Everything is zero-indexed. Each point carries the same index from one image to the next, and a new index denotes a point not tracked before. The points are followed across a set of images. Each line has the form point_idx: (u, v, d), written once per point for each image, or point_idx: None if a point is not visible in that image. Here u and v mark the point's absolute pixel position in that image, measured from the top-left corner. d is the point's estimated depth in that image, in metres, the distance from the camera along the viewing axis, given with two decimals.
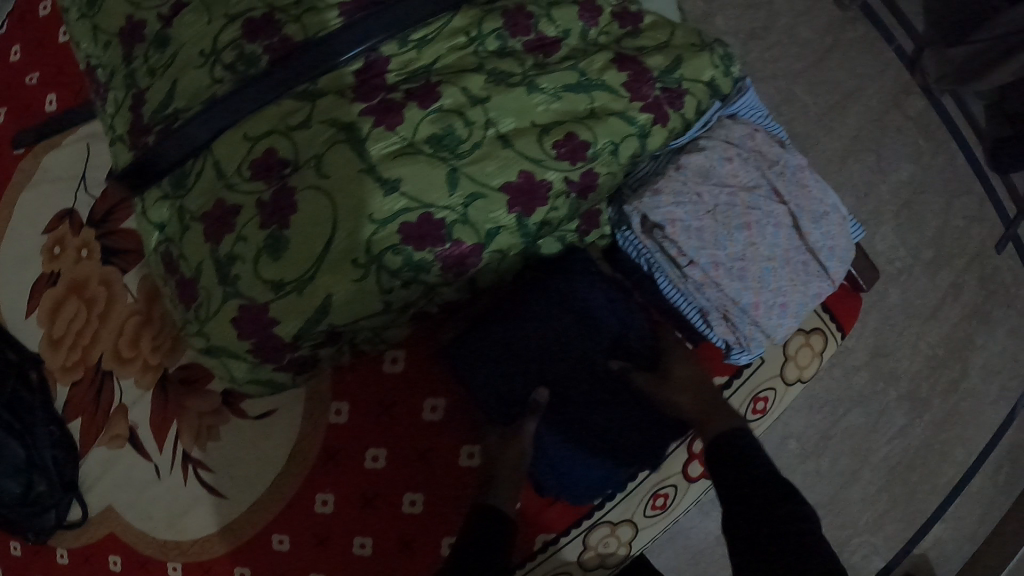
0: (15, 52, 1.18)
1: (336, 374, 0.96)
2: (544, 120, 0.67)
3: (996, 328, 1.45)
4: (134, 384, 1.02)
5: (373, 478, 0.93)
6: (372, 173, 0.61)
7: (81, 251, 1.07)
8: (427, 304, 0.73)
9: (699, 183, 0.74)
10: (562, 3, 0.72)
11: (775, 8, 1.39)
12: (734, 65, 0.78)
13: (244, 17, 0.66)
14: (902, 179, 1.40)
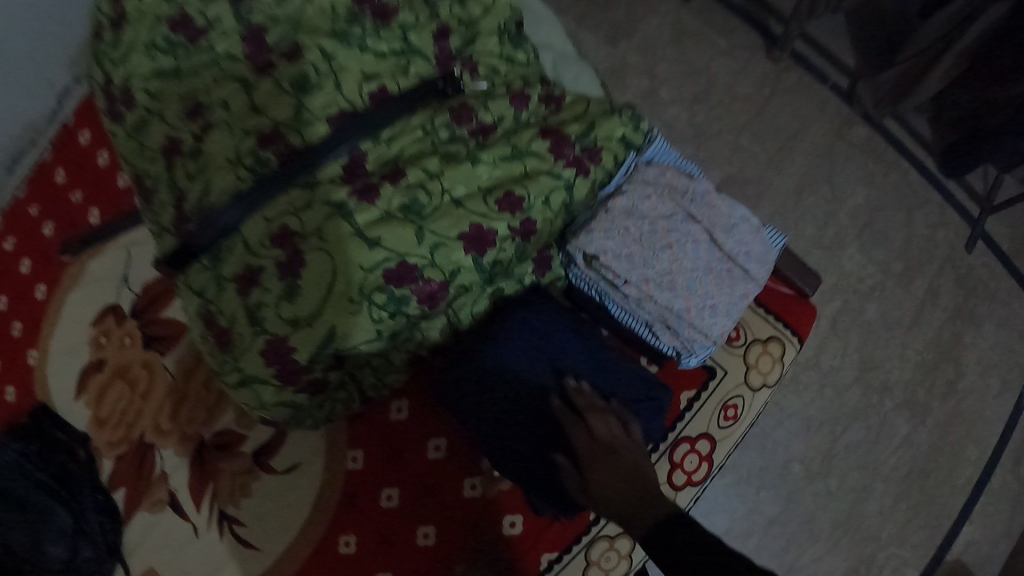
0: (60, 175, 1.37)
1: (349, 426, 1.06)
2: (488, 184, 0.81)
3: (982, 324, 1.51)
4: (174, 453, 1.13)
5: (387, 516, 1.02)
6: (358, 237, 0.75)
7: (125, 339, 1.22)
8: (419, 347, 0.88)
9: (624, 217, 0.83)
10: (495, 96, 0.86)
11: (712, 73, 1.55)
12: (643, 120, 0.90)
13: (257, 131, 0.80)
14: (858, 202, 1.52)
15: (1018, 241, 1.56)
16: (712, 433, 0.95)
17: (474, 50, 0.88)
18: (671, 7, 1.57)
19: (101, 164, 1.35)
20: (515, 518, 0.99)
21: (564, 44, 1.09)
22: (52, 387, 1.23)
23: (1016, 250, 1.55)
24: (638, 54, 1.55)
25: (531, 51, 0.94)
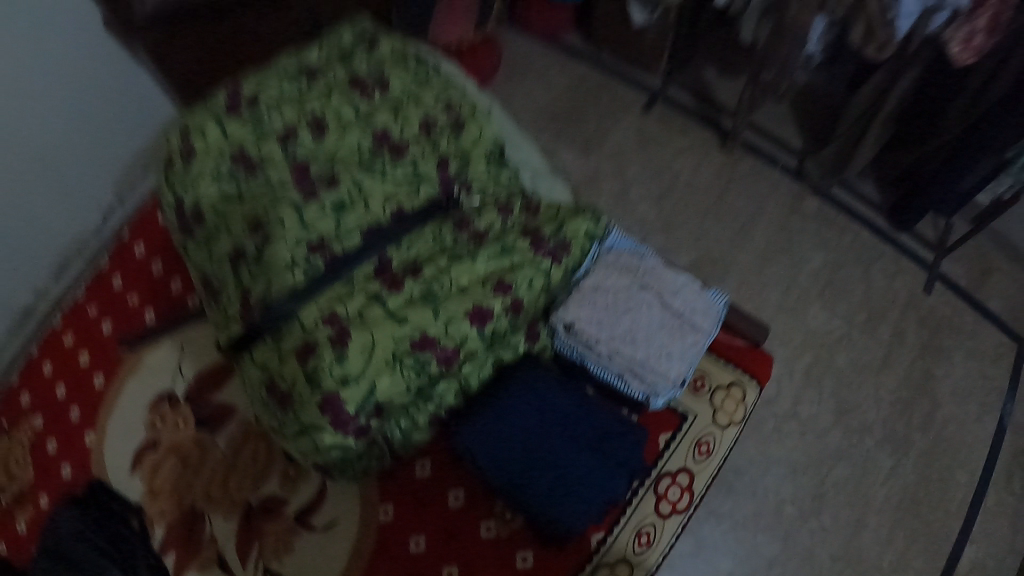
0: (116, 281, 1.50)
1: (381, 481, 1.21)
2: (485, 273, 1.03)
3: (951, 355, 1.61)
4: (223, 519, 1.25)
5: (416, 560, 1.15)
6: (391, 316, 0.98)
7: (180, 420, 1.35)
8: (437, 411, 1.06)
9: (587, 289, 1.03)
10: (485, 211, 1.08)
11: (675, 170, 1.66)
12: (605, 216, 1.10)
13: (307, 243, 1.02)
14: (817, 268, 1.63)
15: (972, 277, 1.71)
16: (689, 467, 1.09)
17: (469, 173, 1.10)
18: (634, 119, 1.72)
19: (156, 272, 1.50)
20: (526, 553, 1.10)
21: (537, 159, 1.19)
22: (108, 464, 1.34)
23: (970, 286, 1.70)
24: (608, 159, 1.67)
25: (513, 168, 1.14)
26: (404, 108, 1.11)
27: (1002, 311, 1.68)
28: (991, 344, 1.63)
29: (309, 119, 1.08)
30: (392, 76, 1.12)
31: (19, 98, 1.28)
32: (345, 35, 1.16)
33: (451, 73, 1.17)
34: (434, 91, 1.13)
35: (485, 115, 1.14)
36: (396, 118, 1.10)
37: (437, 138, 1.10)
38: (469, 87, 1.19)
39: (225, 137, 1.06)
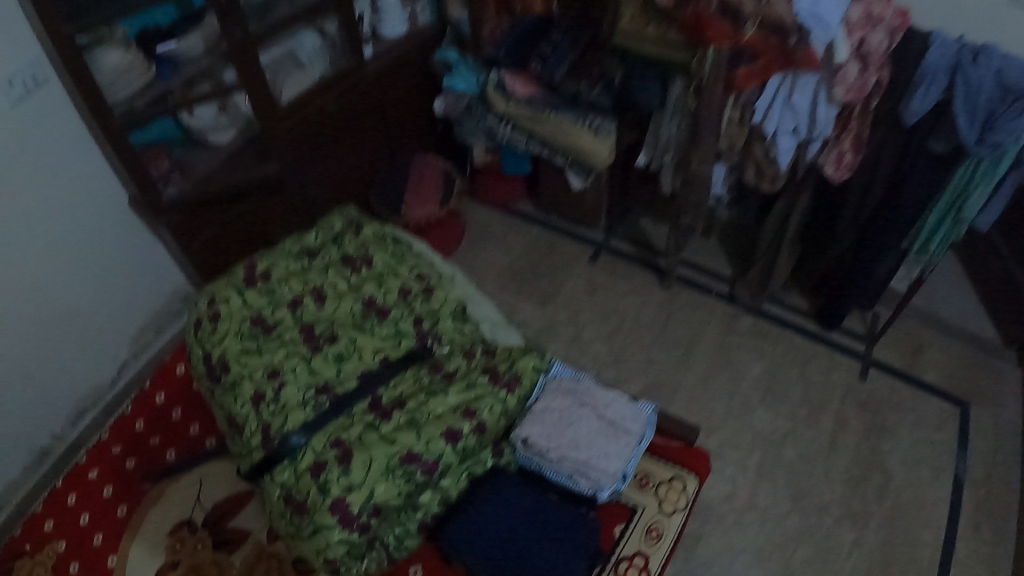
0: (139, 423, 1.74)
1: None
2: (455, 401, 1.30)
3: (895, 430, 1.77)
4: None
5: None
6: (383, 437, 1.24)
7: (199, 543, 1.50)
8: (425, 518, 1.23)
9: (538, 411, 1.29)
10: (452, 355, 1.40)
11: (621, 313, 1.78)
12: (546, 353, 1.42)
13: (315, 386, 1.32)
14: (756, 376, 1.78)
15: (906, 358, 1.93)
16: (644, 550, 1.25)
17: (439, 327, 1.43)
18: (583, 269, 1.81)
19: (176, 417, 1.75)
20: None
21: (494, 314, 1.54)
22: None
23: (908, 364, 1.92)
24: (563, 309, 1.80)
25: (473, 322, 1.47)
26: (387, 280, 1.49)
27: (940, 383, 1.89)
28: (934, 412, 1.83)
29: (313, 291, 1.46)
30: (377, 257, 1.52)
31: (62, 268, 1.59)
32: (337, 222, 1.60)
33: (422, 250, 1.63)
34: (409, 266, 1.52)
35: (447, 284, 1.52)
36: (380, 288, 1.47)
37: (413, 302, 1.46)
38: (436, 262, 1.60)
39: (246, 306, 1.44)
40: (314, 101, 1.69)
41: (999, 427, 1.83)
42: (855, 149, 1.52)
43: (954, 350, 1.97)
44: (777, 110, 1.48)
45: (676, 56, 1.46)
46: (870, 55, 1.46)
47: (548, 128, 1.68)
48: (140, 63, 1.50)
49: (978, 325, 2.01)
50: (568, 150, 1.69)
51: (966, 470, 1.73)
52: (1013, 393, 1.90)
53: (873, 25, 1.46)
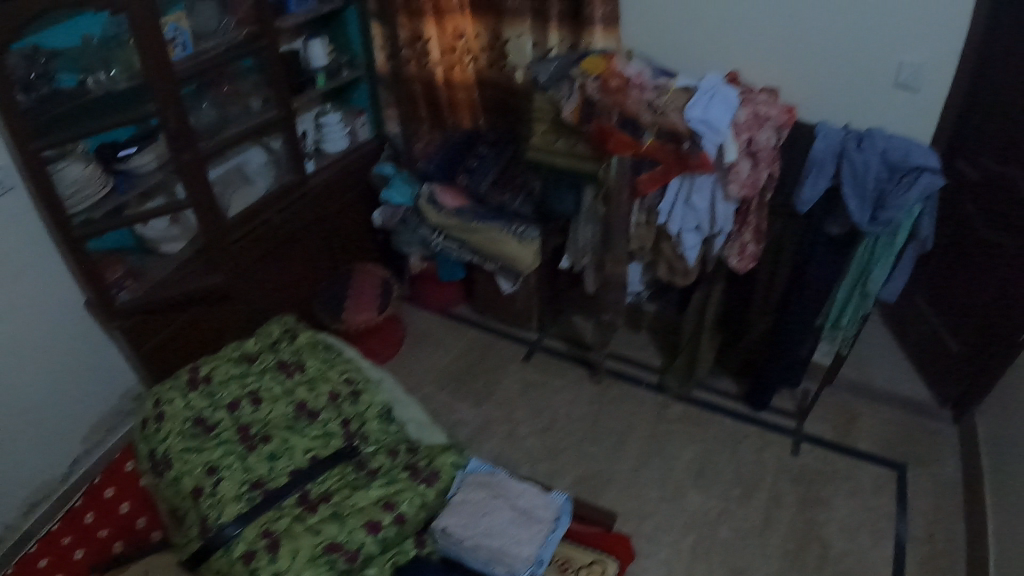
0: (88, 515, 1.81)
1: None
2: (377, 493, 1.38)
3: (831, 501, 1.81)
4: None
5: None
6: (309, 527, 1.30)
7: None
8: None
9: (456, 503, 1.41)
10: (378, 452, 1.49)
11: (553, 408, 1.84)
12: (462, 451, 1.55)
13: (248, 481, 1.37)
14: (687, 461, 1.81)
15: (839, 430, 2.01)
16: None
17: (365, 428, 1.52)
18: (516, 369, 1.91)
19: (124, 511, 1.82)
20: None
21: (421, 414, 1.66)
22: None
23: (841, 434, 1.99)
24: (498, 409, 1.83)
25: (398, 423, 1.58)
26: (317, 384, 1.59)
27: (875, 450, 1.97)
28: (872, 477, 1.90)
29: (250, 394, 1.55)
30: (308, 362, 1.64)
31: (24, 362, 1.67)
32: (275, 329, 1.74)
33: (351, 356, 1.71)
34: (338, 370, 1.63)
35: (374, 387, 1.63)
36: (310, 391, 1.57)
37: (341, 404, 1.56)
38: (365, 365, 1.71)
39: (188, 406, 1.52)
40: (262, 213, 1.86)
41: (938, 488, 1.89)
42: (756, 239, 1.64)
43: (886, 416, 2.08)
44: (679, 210, 1.61)
45: (585, 166, 1.64)
46: (759, 152, 1.60)
47: (476, 237, 1.79)
48: (98, 177, 1.63)
49: (908, 389, 2.16)
50: (496, 258, 1.80)
51: (905, 530, 1.78)
52: (951, 449, 1.99)
53: (759, 125, 1.61)
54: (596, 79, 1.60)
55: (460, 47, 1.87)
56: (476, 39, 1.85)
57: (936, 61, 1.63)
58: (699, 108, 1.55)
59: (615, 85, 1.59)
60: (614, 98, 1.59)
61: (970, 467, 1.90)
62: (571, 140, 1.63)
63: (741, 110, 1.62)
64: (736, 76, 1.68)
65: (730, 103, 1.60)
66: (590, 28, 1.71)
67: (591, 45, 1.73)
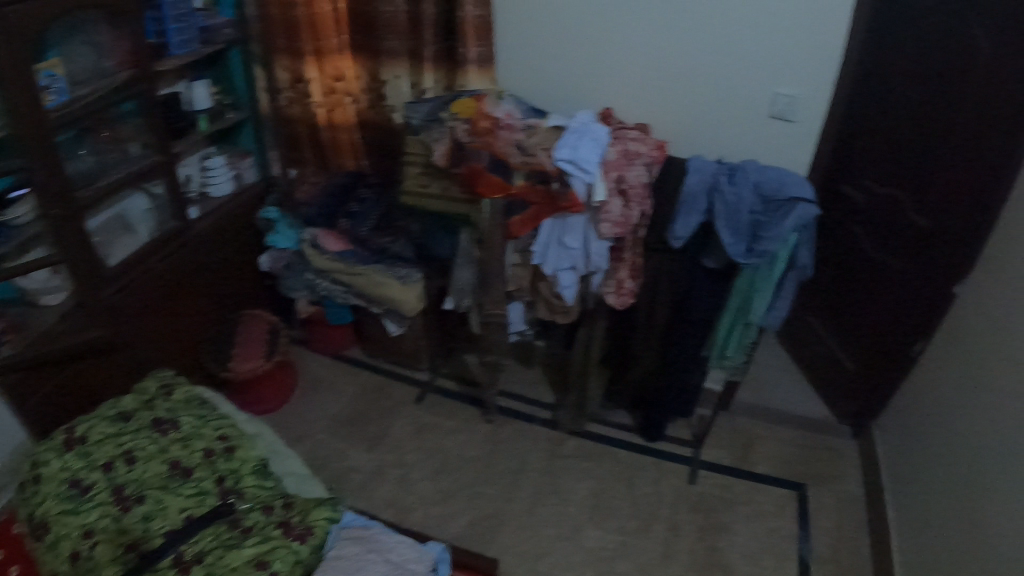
0: None
1: None
2: (249, 555, 1.27)
3: (732, 526, 1.81)
4: None
5: None
6: None
7: None
8: None
9: (326, 563, 1.30)
10: (253, 508, 1.38)
11: (446, 450, 1.82)
12: (338, 504, 1.50)
13: (127, 543, 1.30)
14: (582, 497, 1.78)
15: (736, 455, 2.03)
16: None
17: (241, 485, 1.43)
18: (409, 411, 1.90)
19: None
20: None
21: (299, 467, 1.61)
22: None
23: (738, 459, 2.01)
24: (390, 454, 1.80)
25: (275, 477, 1.51)
26: (191, 442, 1.48)
27: (773, 473, 1.99)
28: (774, 498, 1.91)
29: (127, 454, 1.43)
30: (182, 419, 1.53)
31: None
32: (151, 384, 1.63)
33: (228, 410, 1.65)
34: (213, 426, 1.53)
35: (250, 442, 1.55)
36: (184, 449, 1.45)
37: (215, 462, 1.45)
38: (239, 420, 1.65)
39: (61, 467, 1.39)
40: (143, 262, 1.73)
41: (840, 505, 1.93)
42: (633, 275, 1.63)
43: (785, 437, 2.13)
44: (552, 250, 1.60)
45: (459, 208, 1.62)
46: (630, 190, 1.55)
47: (360, 280, 1.76)
48: None
49: (808, 409, 2.22)
50: (379, 299, 1.77)
51: (809, 549, 1.79)
52: (851, 464, 2.06)
53: (628, 162, 1.58)
54: (466, 121, 1.58)
55: (339, 87, 1.81)
56: (355, 79, 1.82)
57: (809, 91, 1.65)
58: (567, 149, 1.51)
59: (484, 126, 1.56)
60: (483, 140, 1.55)
61: (871, 481, 1.96)
62: (444, 182, 1.62)
63: (610, 148, 1.59)
64: (609, 114, 1.68)
65: (599, 141, 1.56)
66: (463, 69, 1.71)
67: (466, 86, 1.72)
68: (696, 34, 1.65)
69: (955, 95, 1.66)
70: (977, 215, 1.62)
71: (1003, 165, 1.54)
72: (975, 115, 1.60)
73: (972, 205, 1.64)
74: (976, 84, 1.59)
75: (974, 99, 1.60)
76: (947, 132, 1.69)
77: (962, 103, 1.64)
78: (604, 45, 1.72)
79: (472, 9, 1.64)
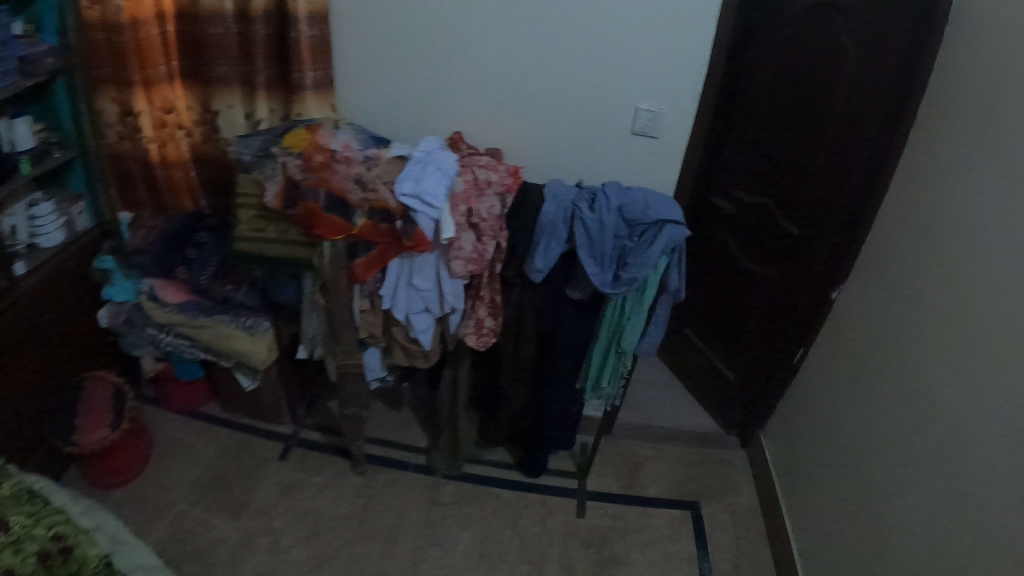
0: None
1: None
2: None
3: (631, 561, 1.73)
4: None
5: None
6: None
7: None
8: None
9: None
10: None
11: (317, 511, 1.70)
12: None
13: None
14: (466, 546, 1.68)
15: (623, 480, 1.96)
16: None
17: None
18: (274, 470, 1.78)
19: None
20: None
21: (153, 560, 1.32)
22: None
23: (626, 484, 1.95)
24: (258, 519, 1.66)
25: None
26: (22, 547, 1.15)
27: (663, 494, 1.94)
28: (666, 521, 1.86)
29: None
30: (10, 518, 1.18)
31: None
32: None
33: (61, 503, 1.31)
34: (47, 523, 1.20)
35: (89, 538, 1.24)
36: (14, 555, 1.12)
37: (51, 569, 1.14)
38: (72, 515, 1.31)
39: None
40: None
41: (735, 521, 1.90)
42: (494, 314, 1.41)
43: (672, 456, 2.09)
44: (402, 293, 1.38)
45: (299, 252, 1.38)
46: (482, 223, 1.29)
47: (206, 334, 1.62)
48: None
49: (694, 421, 2.18)
50: (229, 353, 1.64)
51: (710, 569, 1.75)
52: (742, 475, 2.05)
53: (479, 191, 1.30)
54: (298, 156, 1.30)
55: (169, 121, 1.60)
56: (188, 111, 1.61)
57: (671, 106, 1.45)
58: (410, 181, 1.27)
59: (318, 161, 1.29)
60: (317, 176, 1.28)
61: (763, 491, 1.96)
62: (282, 226, 1.37)
63: (459, 178, 1.29)
64: (458, 138, 1.43)
65: (446, 170, 1.29)
66: (299, 96, 1.44)
67: (303, 115, 1.46)
68: (558, 42, 1.41)
69: (820, 109, 1.60)
70: (844, 237, 1.59)
71: (865, 188, 1.51)
72: (841, 132, 1.55)
73: (839, 224, 1.59)
74: (840, 100, 1.54)
75: (839, 115, 1.55)
76: (814, 147, 1.64)
77: (827, 119, 1.58)
78: (454, 56, 1.45)
79: (308, 28, 1.38)
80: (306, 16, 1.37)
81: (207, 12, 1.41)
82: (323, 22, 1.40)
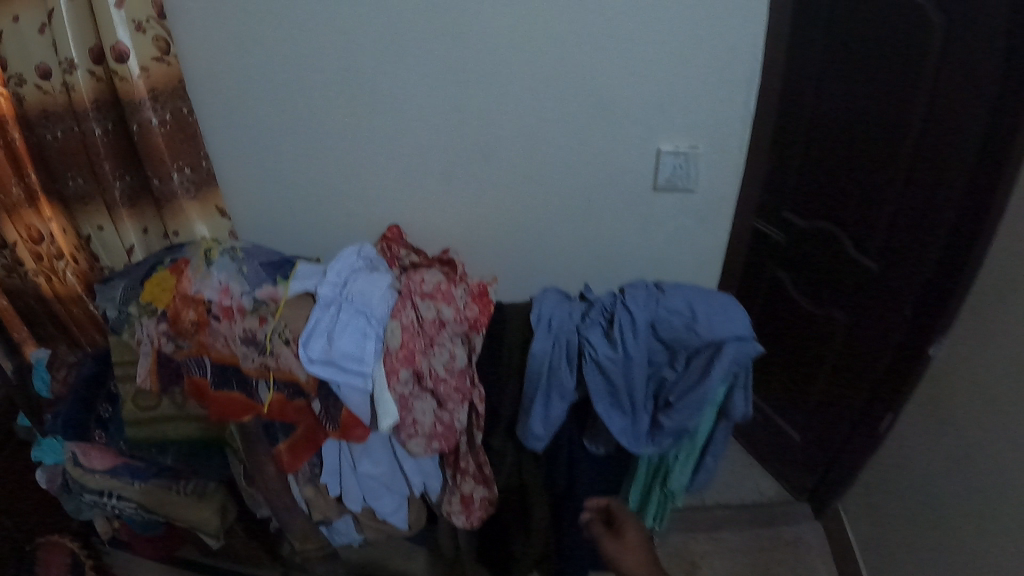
0: None
1: None
2: None
3: None
4: None
5: None
6: None
7: None
8: None
9: None
10: None
11: None
12: None
13: None
14: None
15: None
16: None
17: None
18: None
19: None
20: None
21: None
22: None
23: None
24: None
25: None
26: None
27: None
28: None
29: None
30: None
31: None
32: None
33: None
34: None
35: None
36: None
37: None
38: None
39: None
40: None
41: None
42: (484, 484, 0.97)
43: (733, 546, 1.56)
44: (351, 481, 0.97)
45: (209, 430, 1.02)
46: (439, 386, 0.83)
47: (151, 497, 1.29)
48: None
49: (752, 489, 1.70)
50: (180, 516, 1.30)
51: None
52: (822, 559, 1.52)
53: (428, 340, 0.83)
54: (162, 317, 0.88)
55: (43, 252, 1.20)
56: (65, 235, 1.19)
57: (710, 140, 0.98)
58: (318, 340, 0.81)
59: (190, 321, 0.87)
60: (195, 342, 0.88)
61: None
62: (177, 397, 0.99)
63: (394, 323, 0.82)
64: (394, 237, 0.99)
65: (372, 313, 0.82)
66: (170, 209, 1.00)
67: (182, 232, 1.03)
68: (519, 66, 0.92)
69: (901, 85, 1.02)
70: (943, 267, 1.06)
71: (980, 185, 0.96)
72: (948, 122, 0.98)
73: (940, 249, 1.05)
74: (931, 68, 0.97)
75: (930, 93, 0.99)
76: (895, 143, 1.07)
77: (909, 97, 1.02)
78: (369, 113, 0.98)
79: (155, 115, 0.93)
80: (150, 98, 0.91)
81: (36, 112, 1.00)
82: (177, 99, 0.94)
